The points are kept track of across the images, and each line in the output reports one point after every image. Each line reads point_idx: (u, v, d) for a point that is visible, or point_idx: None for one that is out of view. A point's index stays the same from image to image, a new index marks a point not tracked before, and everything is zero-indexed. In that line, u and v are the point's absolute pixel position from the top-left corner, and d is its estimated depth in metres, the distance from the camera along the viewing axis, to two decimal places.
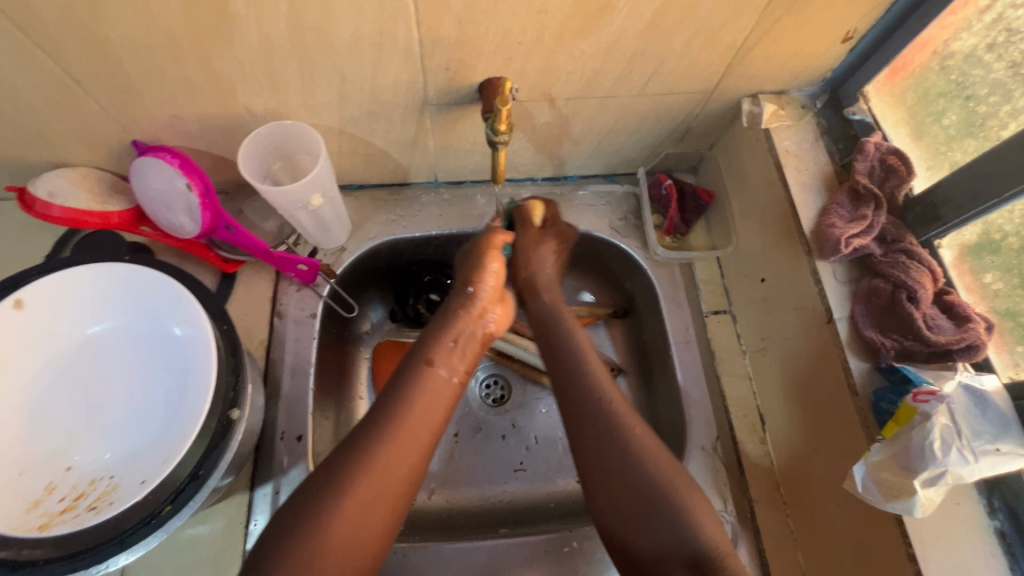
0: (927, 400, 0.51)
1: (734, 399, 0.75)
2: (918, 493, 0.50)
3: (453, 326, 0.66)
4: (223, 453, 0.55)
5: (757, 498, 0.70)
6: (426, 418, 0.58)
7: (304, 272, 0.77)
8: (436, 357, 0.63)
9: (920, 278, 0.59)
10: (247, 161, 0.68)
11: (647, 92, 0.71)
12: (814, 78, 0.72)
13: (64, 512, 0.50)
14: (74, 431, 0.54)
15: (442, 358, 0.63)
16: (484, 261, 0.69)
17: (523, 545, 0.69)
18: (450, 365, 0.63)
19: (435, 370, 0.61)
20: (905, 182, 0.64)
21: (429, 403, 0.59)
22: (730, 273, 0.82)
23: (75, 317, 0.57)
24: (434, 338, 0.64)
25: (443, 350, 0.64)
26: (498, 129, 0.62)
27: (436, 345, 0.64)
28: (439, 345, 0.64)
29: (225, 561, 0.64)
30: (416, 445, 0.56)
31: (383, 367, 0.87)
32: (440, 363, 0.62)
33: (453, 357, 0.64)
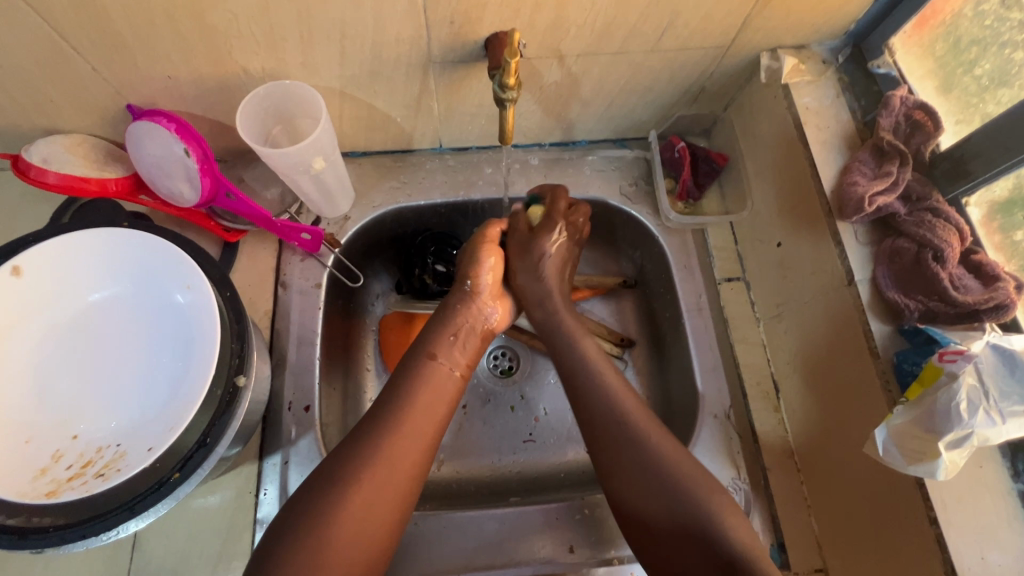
0: (953, 360, 0.50)
1: (748, 367, 0.74)
2: (942, 455, 0.49)
3: (453, 320, 0.69)
4: (230, 421, 0.54)
5: (771, 466, 0.69)
6: (431, 410, 0.62)
7: (307, 241, 0.75)
8: (440, 350, 0.67)
9: (947, 237, 0.57)
10: (246, 124, 0.66)
11: (661, 48, 0.68)
12: (837, 30, 0.69)
13: (71, 479, 0.49)
14: (79, 399, 0.53)
15: (445, 352, 0.67)
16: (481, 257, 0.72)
17: (534, 514, 0.69)
18: (451, 359, 0.67)
19: (438, 363, 0.66)
20: (932, 138, 0.61)
21: (431, 398, 0.63)
22: (744, 239, 0.80)
23: (74, 284, 0.55)
24: (436, 333, 0.68)
25: (446, 344, 0.67)
26: (506, 85, 0.59)
27: (437, 338, 0.67)
28: (440, 339, 0.68)
29: (237, 529, 0.64)
30: (421, 434, 0.60)
31: (388, 338, 0.86)
32: (442, 356, 0.66)
33: (455, 350, 0.68)
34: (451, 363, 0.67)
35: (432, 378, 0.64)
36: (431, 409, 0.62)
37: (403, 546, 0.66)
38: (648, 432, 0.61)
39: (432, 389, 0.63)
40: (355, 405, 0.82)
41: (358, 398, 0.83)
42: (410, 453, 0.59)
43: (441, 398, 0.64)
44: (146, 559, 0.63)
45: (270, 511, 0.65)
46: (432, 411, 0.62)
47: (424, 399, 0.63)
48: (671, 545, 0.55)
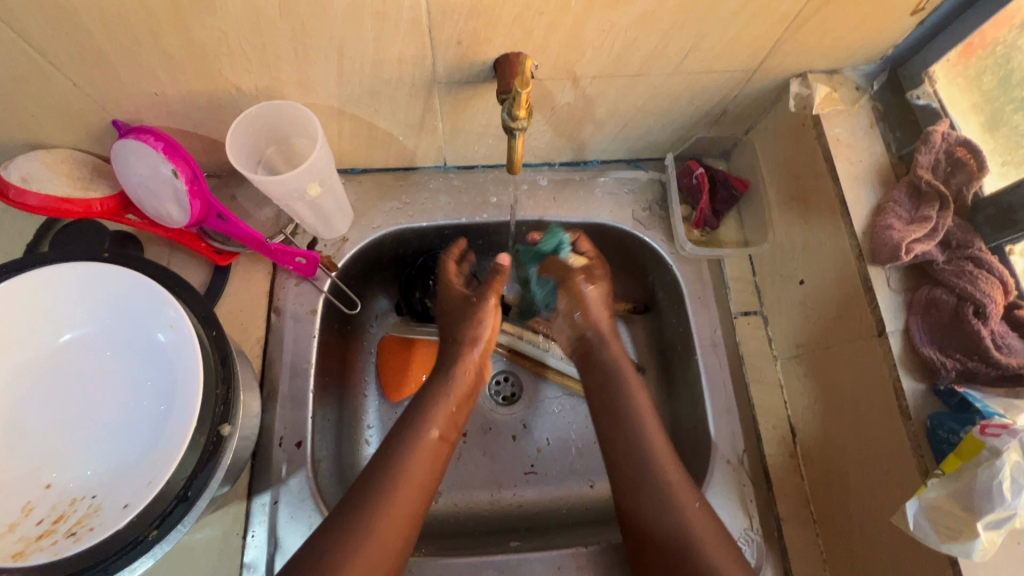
0: (996, 434, 0.47)
1: (764, 410, 0.70)
2: (980, 536, 0.46)
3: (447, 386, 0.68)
4: (214, 471, 0.51)
5: (785, 516, 0.65)
6: (416, 484, 0.60)
7: (303, 265, 0.72)
8: (431, 418, 0.65)
9: (990, 290, 0.53)
10: (236, 145, 0.62)
11: (682, 70, 0.63)
12: (873, 55, 0.64)
13: (41, 537, 0.46)
14: (55, 444, 0.49)
15: (436, 421, 0.65)
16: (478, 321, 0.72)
17: (536, 561, 0.65)
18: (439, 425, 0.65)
19: (428, 434, 0.64)
20: (975, 179, 0.56)
21: (420, 473, 0.61)
22: (763, 271, 0.76)
23: (50, 320, 0.52)
24: (428, 400, 0.67)
25: (436, 410, 0.66)
26: (516, 115, 0.55)
27: (430, 409, 0.66)
28: (433, 409, 0.66)
29: (221, 573, 0.61)
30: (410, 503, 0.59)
31: (385, 360, 0.83)
32: (435, 428, 0.65)
33: (445, 417, 0.66)
34: (436, 429, 0.65)
35: (421, 447, 0.63)
36: (420, 483, 0.61)
37: None
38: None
39: (420, 464, 0.62)
40: (349, 432, 0.78)
41: (353, 425, 0.79)
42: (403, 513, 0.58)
43: (428, 472, 0.62)
44: None
45: (258, 556, 0.62)
46: (419, 483, 0.61)
47: (412, 475, 0.61)
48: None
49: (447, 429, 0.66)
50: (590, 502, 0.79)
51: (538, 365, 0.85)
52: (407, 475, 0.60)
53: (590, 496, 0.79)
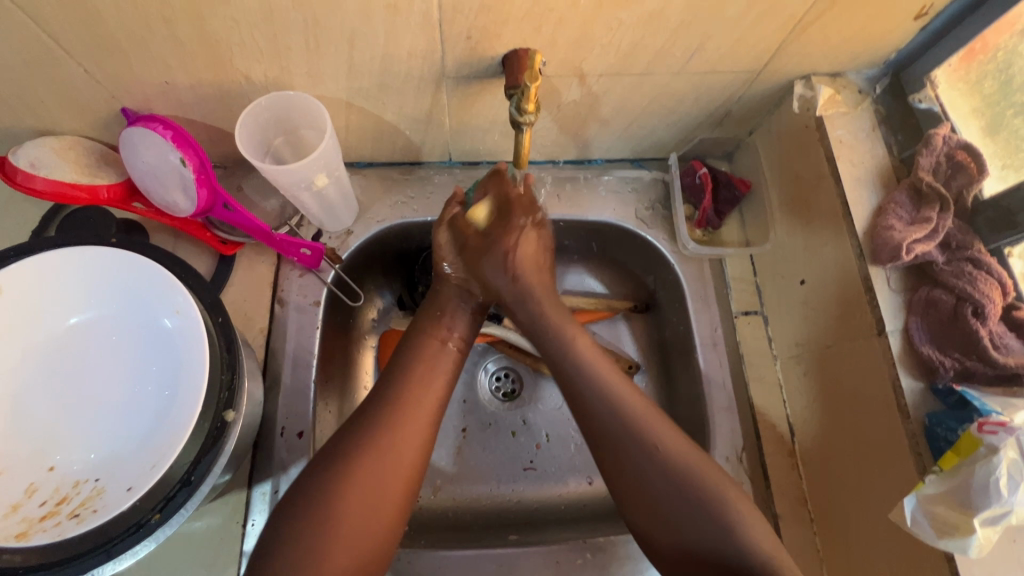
0: (994, 431, 0.47)
1: (763, 408, 0.70)
2: (975, 531, 0.47)
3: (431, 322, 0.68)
4: (218, 456, 0.51)
5: (783, 514, 0.66)
6: (422, 398, 0.61)
7: (307, 256, 0.72)
8: (432, 325, 0.67)
9: (988, 292, 0.53)
10: (246, 135, 0.62)
11: (688, 70, 0.64)
12: (876, 59, 0.65)
13: (44, 518, 0.46)
14: (59, 427, 0.50)
15: (439, 323, 0.68)
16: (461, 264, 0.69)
17: (536, 555, 0.66)
18: (446, 331, 0.68)
19: (434, 343, 0.66)
20: (975, 182, 0.57)
21: (431, 375, 0.63)
22: (764, 271, 0.76)
23: (57, 304, 0.52)
24: (429, 310, 0.69)
25: (440, 318, 0.68)
26: (524, 108, 0.57)
27: (424, 340, 0.66)
28: (427, 341, 0.66)
29: (221, 561, 0.61)
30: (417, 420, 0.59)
31: (387, 355, 0.82)
32: (438, 336, 0.67)
33: (450, 322, 0.68)
34: (442, 333, 0.67)
35: (426, 357, 0.64)
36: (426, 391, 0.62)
37: None
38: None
39: (428, 361, 0.64)
40: None
41: None
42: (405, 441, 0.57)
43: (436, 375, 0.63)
44: None
45: (257, 544, 0.62)
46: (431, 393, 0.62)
47: (417, 388, 0.61)
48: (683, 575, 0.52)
49: (457, 332, 0.68)
50: (588, 498, 0.79)
51: (538, 362, 0.84)
52: (412, 392, 0.61)
53: (589, 493, 0.79)
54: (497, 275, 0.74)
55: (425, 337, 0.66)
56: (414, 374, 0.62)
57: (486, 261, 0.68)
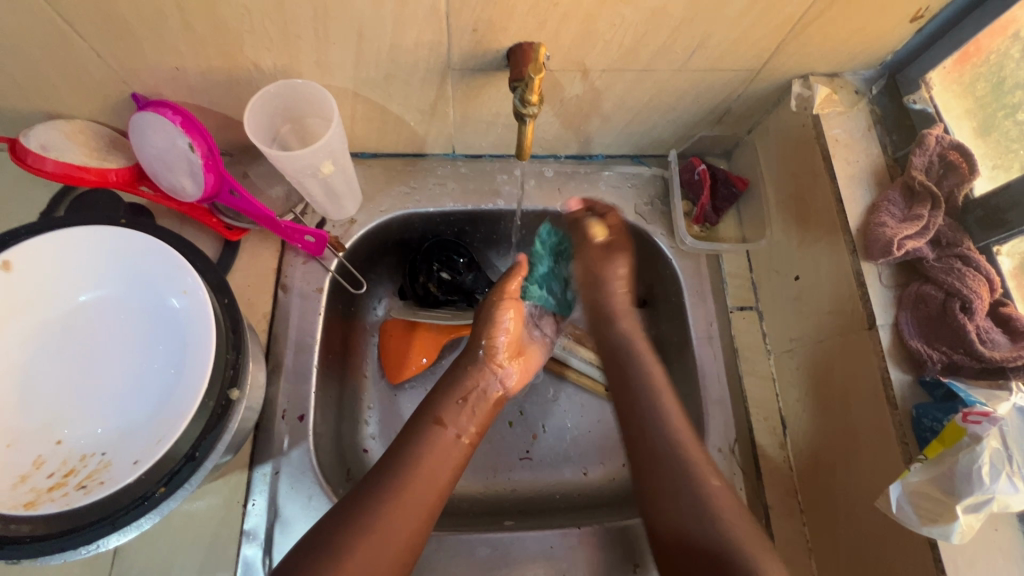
0: (978, 421, 0.49)
1: (756, 401, 0.72)
2: (958, 519, 0.48)
3: (462, 383, 0.68)
4: (222, 434, 0.52)
5: (772, 504, 0.67)
6: (435, 475, 0.60)
7: (311, 243, 0.73)
8: (447, 416, 0.65)
9: (976, 287, 0.55)
10: (254, 122, 0.63)
11: (689, 67, 0.65)
12: (873, 60, 0.66)
13: (52, 489, 0.47)
14: (66, 402, 0.51)
15: (452, 419, 0.65)
16: (497, 312, 0.70)
17: (530, 540, 0.67)
18: (459, 425, 0.65)
19: (445, 430, 0.63)
20: (966, 181, 0.59)
21: (437, 466, 0.61)
22: (759, 267, 0.78)
23: (67, 282, 0.53)
24: (444, 398, 0.67)
25: (454, 410, 0.66)
26: (528, 100, 0.57)
27: (444, 404, 0.66)
28: (447, 404, 0.66)
29: (221, 540, 0.62)
30: (433, 484, 0.59)
31: (387, 345, 0.84)
32: (450, 423, 0.64)
33: (465, 416, 0.66)
34: (456, 428, 0.64)
35: (437, 445, 0.62)
36: (442, 464, 0.61)
37: None
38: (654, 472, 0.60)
39: (435, 456, 0.61)
40: (349, 410, 0.80)
41: (354, 407, 0.81)
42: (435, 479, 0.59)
43: (446, 468, 0.61)
44: (127, 567, 0.60)
45: (258, 524, 0.64)
46: (438, 480, 0.60)
47: (423, 479, 0.59)
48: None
49: (467, 428, 0.65)
50: (582, 488, 0.80)
51: None
52: (416, 477, 0.59)
53: (583, 483, 0.81)
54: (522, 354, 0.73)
55: (436, 431, 0.63)
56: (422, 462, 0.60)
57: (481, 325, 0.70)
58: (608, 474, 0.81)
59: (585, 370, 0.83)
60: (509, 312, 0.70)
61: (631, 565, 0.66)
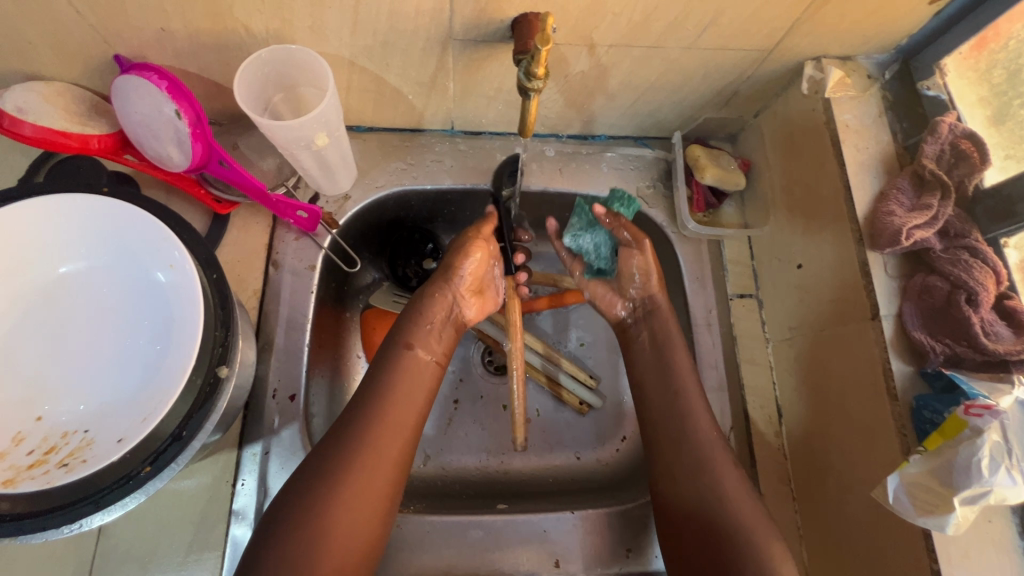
0: (979, 414, 0.48)
1: (752, 389, 0.71)
2: (954, 510, 0.48)
3: (429, 308, 0.68)
4: (210, 413, 0.50)
5: (766, 492, 0.67)
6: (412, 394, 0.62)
7: (304, 219, 0.71)
8: (413, 338, 0.66)
9: (983, 279, 0.54)
10: (245, 90, 0.60)
11: (698, 45, 0.63)
12: (888, 43, 0.65)
13: (32, 467, 0.45)
14: (47, 378, 0.49)
15: (419, 336, 0.66)
16: (466, 250, 0.69)
17: (522, 523, 0.67)
18: (427, 347, 0.66)
19: (414, 352, 0.65)
20: (977, 171, 0.58)
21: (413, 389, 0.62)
22: (761, 254, 0.76)
23: (44, 253, 0.50)
24: (412, 322, 0.67)
25: (426, 332, 0.67)
26: (534, 73, 0.54)
27: (416, 328, 0.66)
28: (418, 328, 0.66)
29: (211, 520, 0.61)
30: (410, 402, 0.61)
31: (373, 338, 0.80)
32: (419, 346, 0.65)
33: (433, 338, 0.67)
34: (421, 346, 0.66)
35: (410, 364, 0.64)
36: (416, 385, 0.63)
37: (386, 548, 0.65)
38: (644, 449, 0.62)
39: (409, 381, 0.63)
40: (341, 391, 0.78)
41: (345, 388, 0.80)
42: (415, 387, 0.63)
43: (417, 387, 0.63)
44: (113, 544, 0.59)
45: (247, 504, 0.62)
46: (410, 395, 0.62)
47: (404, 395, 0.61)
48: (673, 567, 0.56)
49: (435, 349, 0.67)
50: (575, 472, 0.80)
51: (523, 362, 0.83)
52: (398, 397, 0.61)
53: (577, 468, 0.80)
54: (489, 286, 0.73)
55: (403, 350, 0.64)
56: (399, 381, 0.62)
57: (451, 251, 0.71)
58: (601, 459, 0.81)
59: (574, 389, 0.80)
60: (472, 257, 0.69)
61: (623, 549, 0.66)
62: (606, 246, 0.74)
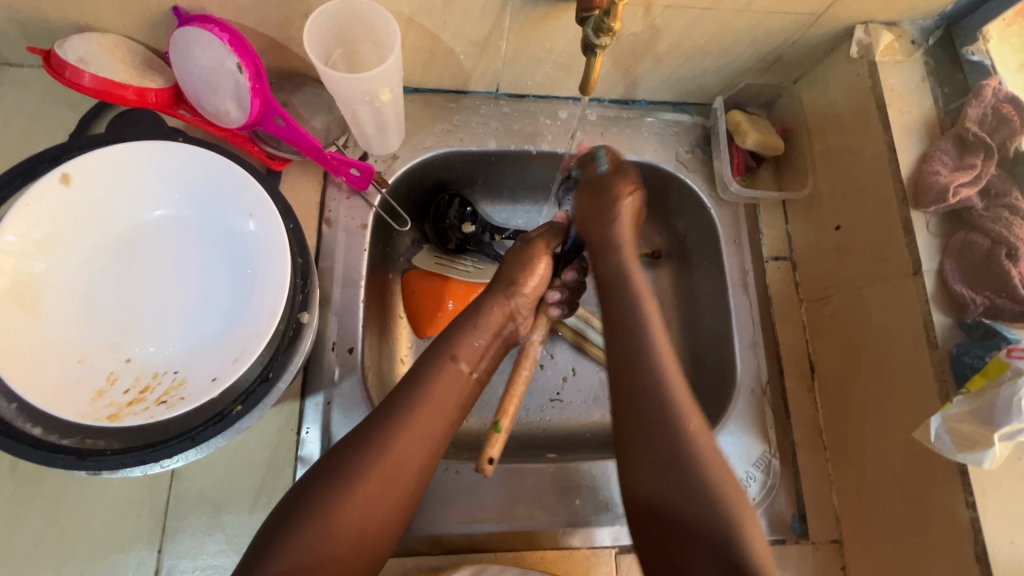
0: (1021, 357, 0.52)
1: (788, 345, 0.75)
2: (993, 446, 0.52)
3: (481, 317, 0.68)
4: (292, 357, 0.52)
5: (799, 442, 0.71)
6: (445, 400, 0.61)
7: (355, 177, 0.71)
8: (458, 348, 0.65)
9: (1022, 235, 0.57)
10: (310, 45, 0.60)
11: (751, 7, 0.64)
12: (934, 9, 0.66)
13: (131, 404, 0.47)
14: (134, 322, 0.50)
15: (464, 351, 0.65)
16: (531, 262, 0.71)
17: (570, 471, 0.70)
18: (473, 362, 0.65)
19: (458, 366, 0.64)
20: (1018, 134, 0.60)
21: (443, 400, 0.61)
22: (797, 218, 0.79)
23: (125, 199, 0.51)
24: (463, 332, 0.66)
25: (471, 345, 0.66)
26: (605, 29, 0.54)
27: (464, 340, 0.66)
28: (466, 342, 0.66)
29: (279, 465, 0.63)
30: (442, 415, 0.61)
31: (416, 301, 0.83)
32: (463, 359, 0.65)
33: (477, 353, 0.66)
34: (464, 360, 0.65)
35: (448, 374, 0.63)
36: (446, 404, 0.61)
37: (445, 494, 0.68)
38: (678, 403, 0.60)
39: (446, 391, 0.62)
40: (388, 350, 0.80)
41: (392, 347, 0.82)
42: (449, 390, 0.62)
43: (452, 398, 0.62)
44: (186, 488, 0.62)
45: (313, 449, 0.65)
46: (434, 411, 0.60)
47: (433, 403, 0.60)
48: (666, 529, 0.55)
49: (473, 359, 0.65)
50: None
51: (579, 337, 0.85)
52: (427, 403, 0.60)
53: None
54: (541, 309, 0.73)
55: (445, 360, 0.64)
56: (434, 388, 0.61)
57: (512, 259, 0.72)
58: None
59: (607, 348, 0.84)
60: (535, 269, 0.71)
61: None
62: (602, 156, 0.73)
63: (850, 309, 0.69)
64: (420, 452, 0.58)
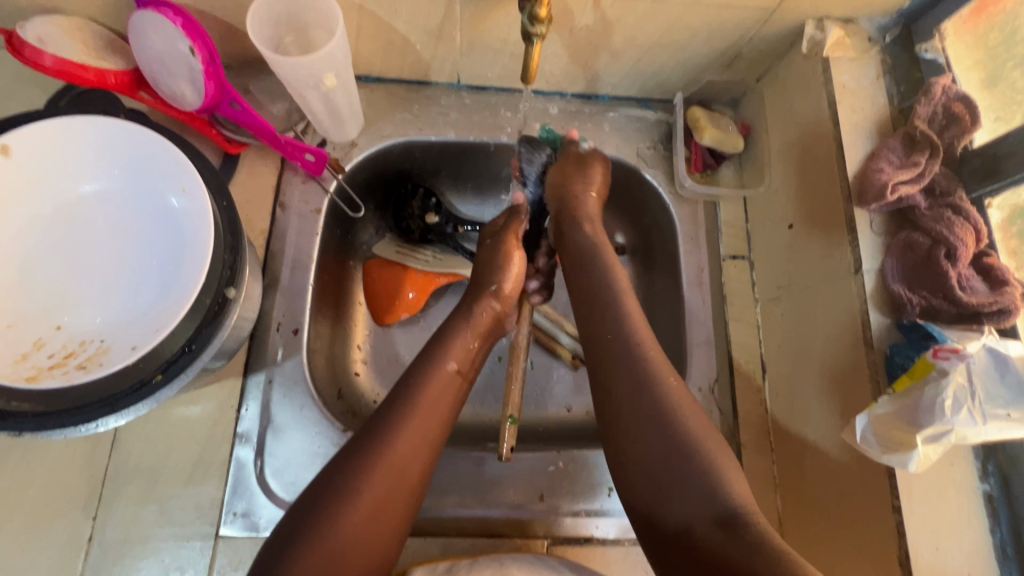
0: (947, 357, 0.51)
1: (739, 344, 0.74)
2: (917, 449, 0.51)
3: (470, 322, 0.68)
4: (218, 331, 0.53)
5: (745, 442, 0.70)
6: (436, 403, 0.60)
7: (311, 162, 0.73)
8: (450, 352, 0.65)
9: (963, 235, 0.56)
10: (257, 30, 0.62)
11: (702, 1, 0.64)
12: (890, 6, 0.65)
13: (53, 368, 0.49)
14: (65, 290, 0.52)
15: (453, 353, 0.65)
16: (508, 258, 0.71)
17: (510, 460, 0.70)
18: (462, 363, 0.65)
19: (447, 367, 0.63)
20: (966, 133, 0.59)
21: (437, 402, 0.60)
22: (755, 218, 0.78)
23: (64, 173, 0.53)
24: (449, 338, 0.66)
25: (458, 347, 0.66)
26: (536, 17, 0.55)
27: (452, 345, 0.66)
28: (455, 346, 0.66)
29: (217, 440, 0.65)
30: (435, 415, 0.60)
31: (375, 287, 0.84)
32: (452, 361, 0.64)
33: (465, 353, 0.66)
34: (453, 362, 0.64)
35: (439, 377, 0.62)
36: (439, 402, 0.61)
37: None
38: (607, 394, 0.60)
39: (433, 394, 0.61)
40: (342, 335, 0.81)
41: (348, 332, 0.83)
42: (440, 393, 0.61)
43: (445, 401, 0.61)
44: (124, 459, 0.63)
45: (251, 427, 0.66)
46: (429, 415, 0.59)
47: (427, 406, 0.60)
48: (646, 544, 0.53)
49: (463, 361, 0.65)
50: (567, 424, 0.83)
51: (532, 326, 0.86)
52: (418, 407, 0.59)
53: (567, 418, 0.83)
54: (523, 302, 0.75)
55: (437, 363, 0.63)
56: (428, 391, 0.61)
57: (492, 261, 0.72)
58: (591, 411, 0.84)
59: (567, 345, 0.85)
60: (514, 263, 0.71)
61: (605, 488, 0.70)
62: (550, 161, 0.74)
63: (800, 308, 0.68)
64: (419, 457, 0.57)
